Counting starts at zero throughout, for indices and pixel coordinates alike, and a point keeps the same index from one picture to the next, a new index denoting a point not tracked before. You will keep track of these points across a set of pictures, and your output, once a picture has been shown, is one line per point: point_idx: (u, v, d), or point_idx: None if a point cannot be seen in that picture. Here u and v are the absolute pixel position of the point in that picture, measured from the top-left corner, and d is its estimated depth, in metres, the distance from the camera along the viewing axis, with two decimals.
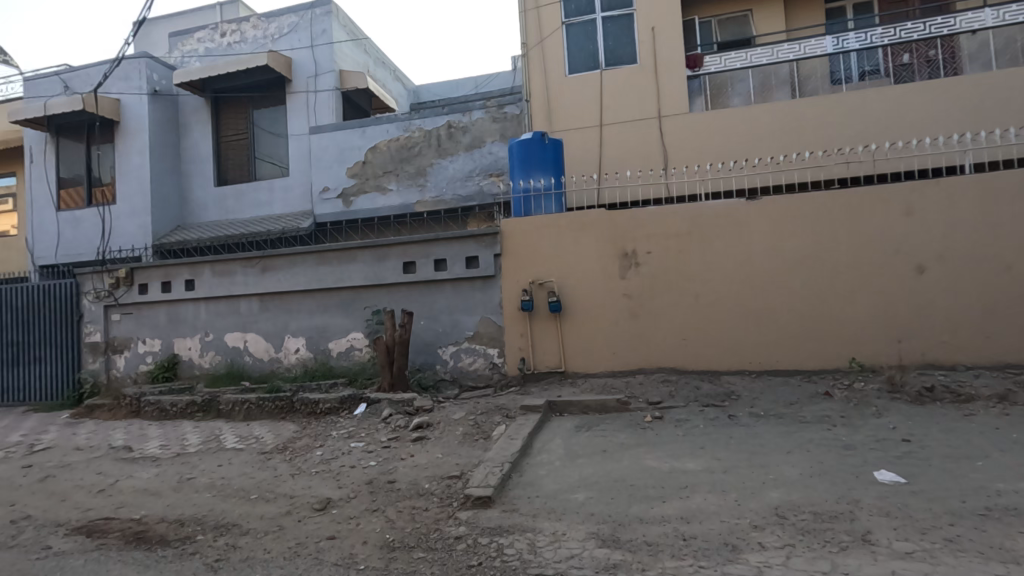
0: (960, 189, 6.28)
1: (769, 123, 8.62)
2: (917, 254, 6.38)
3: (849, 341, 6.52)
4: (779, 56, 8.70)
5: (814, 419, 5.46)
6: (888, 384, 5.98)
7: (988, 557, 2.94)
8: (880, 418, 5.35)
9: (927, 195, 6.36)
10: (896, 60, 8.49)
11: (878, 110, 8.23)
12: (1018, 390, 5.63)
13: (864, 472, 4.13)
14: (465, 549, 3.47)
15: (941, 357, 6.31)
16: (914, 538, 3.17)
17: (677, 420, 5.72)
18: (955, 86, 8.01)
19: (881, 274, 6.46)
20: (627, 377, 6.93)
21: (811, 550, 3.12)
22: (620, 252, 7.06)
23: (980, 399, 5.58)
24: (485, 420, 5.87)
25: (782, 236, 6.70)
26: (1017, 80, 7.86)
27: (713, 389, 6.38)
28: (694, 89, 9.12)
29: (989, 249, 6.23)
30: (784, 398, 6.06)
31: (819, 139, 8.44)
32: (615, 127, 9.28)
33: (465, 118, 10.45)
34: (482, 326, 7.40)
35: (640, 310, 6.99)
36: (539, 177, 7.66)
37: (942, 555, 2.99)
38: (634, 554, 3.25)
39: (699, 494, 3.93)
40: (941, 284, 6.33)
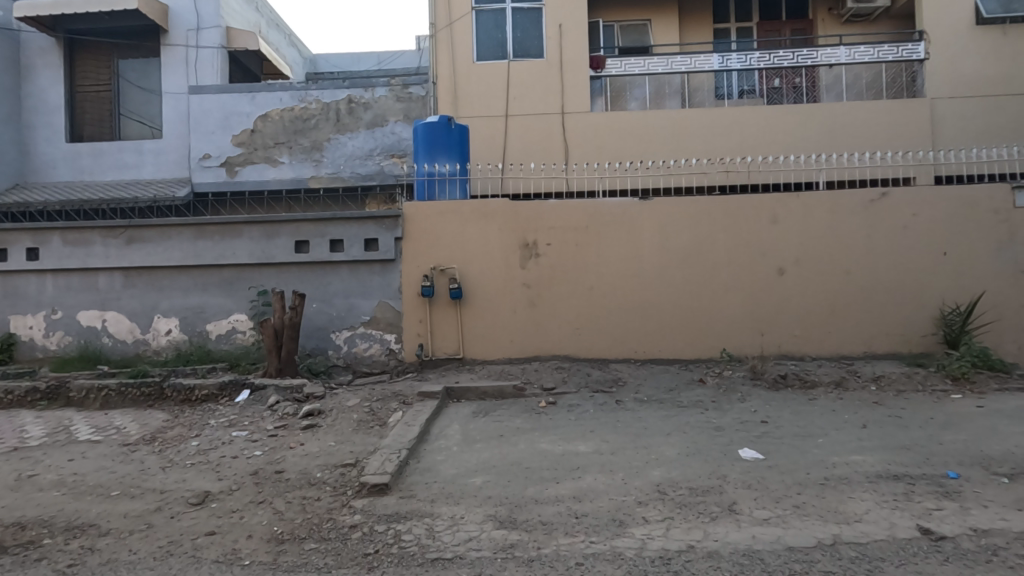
0: (815, 203, 7.17)
1: (661, 128, 9.21)
2: (779, 257, 7.20)
3: (721, 334, 7.21)
4: (673, 67, 9.28)
5: (690, 403, 6.00)
6: (751, 372, 6.71)
7: (826, 519, 3.43)
8: (743, 402, 6.00)
9: (790, 206, 7.18)
10: (769, 83, 9.46)
11: (754, 125, 9.13)
12: (850, 377, 6.59)
13: (731, 450, 4.62)
14: (360, 537, 3.38)
15: (793, 349, 7.19)
16: (770, 506, 3.60)
17: (569, 405, 6.00)
18: (815, 111, 9.10)
19: (749, 274, 7.21)
20: (524, 364, 7.12)
21: (687, 521, 3.44)
22: (522, 243, 7.20)
23: (822, 385, 6.44)
24: (381, 406, 5.74)
25: (668, 235, 7.22)
26: (865, 112, 9.07)
27: (602, 375, 6.74)
28: (596, 90, 9.51)
29: (835, 257, 7.18)
30: (665, 384, 6.58)
31: (704, 148, 9.16)
32: (520, 119, 9.41)
33: (367, 94, 10.02)
34: (379, 311, 7.20)
35: (538, 299, 7.20)
36: (443, 162, 7.53)
37: (792, 520, 3.43)
38: (529, 533, 3.37)
39: (590, 474, 4.15)
40: (796, 284, 7.19)
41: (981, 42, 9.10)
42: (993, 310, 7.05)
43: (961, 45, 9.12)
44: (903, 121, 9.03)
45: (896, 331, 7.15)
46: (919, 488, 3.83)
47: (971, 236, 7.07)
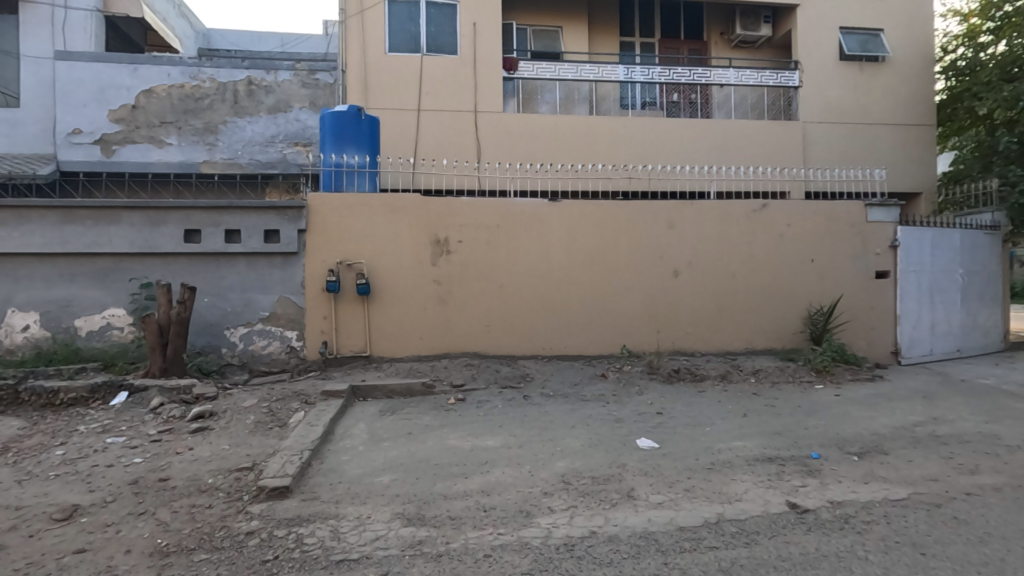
0: (707, 211, 7.78)
1: (570, 133, 9.53)
2: (674, 260, 7.73)
3: (622, 331, 7.61)
4: (582, 74, 9.64)
5: (593, 397, 6.29)
6: (649, 367, 7.16)
7: (711, 499, 3.74)
8: (641, 395, 6.39)
9: (685, 213, 7.73)
10: (668, 98, 10.10)
11: (655, 136, 9.72)
12: (733, 371, 7.24)
13: (630, 440, 4.91)
14: (257, 544, 3.20)
15: (686, 345, 7.76)
16: (664, 491, 3.87)
17: (478, 401, 6.07)
18: (708, 127, 9.87)
19: (648, 275, 7.67)
20: (433, 361, 7.08)
21: (589, 508, 3.60)
22: (433, 239, 7.14)
23: (709, 378, 7.02)
24: (280, 406, 5.45)
25: (575, 236, 7.50)
26: (750, 130, 9.96)
27: (510, 371, 6.88)
28: (509, 91, 9.68)
29: (723, 261, 7.83)
30: (570, 379, 6.85)
31: (609, 154, 9.60)
32: (432, 114, 9.32)
33: (269, 77, 9.45)
34: (280, 307, 6.82)
35: (448, 296, 7.19)
36: (352, 153, 7.28)
37: (682, 502, 3.71)
38: (438, 529, 3.37)
39: (497, 468, 4.23)
40: (689, 286, 7.76)
41: (844, 75, 10.34)
42: (849, 311, 8.04)
43: (828, 76, 10.30)
44: (781, 140, 10.05)
45: (772, 329, 7.94)
46: (789, 468, 4.29)
47: (833, 245, 8.03)
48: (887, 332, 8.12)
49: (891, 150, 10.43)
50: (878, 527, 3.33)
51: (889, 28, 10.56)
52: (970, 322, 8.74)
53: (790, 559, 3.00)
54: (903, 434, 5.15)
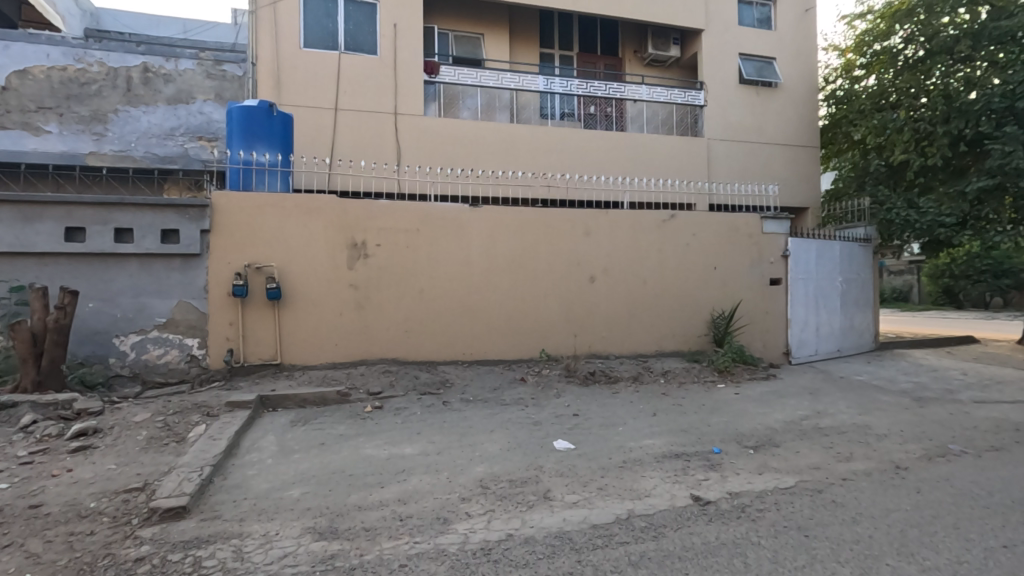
0: (620, 220, 8.13)
1: (491, 139, 9.62)
2: (590, 266, 8.00)
3: (540, 335, 7.77)
4: (503, 83, 9.77)
5: (512, 401, 6.36)
6: (566, 370, 7.36)
7: (622, 497, 3.90)
8: (559, 398, 6.55)
9: (600, 221, 8.04)
10: (585, 110, 10.57)
11: (574, 145, 10.03)
12: (645, 372, 7.61)
13: (547, 442, 5.02)
14: (148, 571, 2.94)
15: (601, 349, 8.05)
16: (579, 490, 3.99)
17: (396, 409, 5.94)
18: (623, 139, 10.32)
19: (565, 281, 7.89)
20: (349, 368, 6.86)
21: (506, 512, 3.64)
22: (349, 242, 6.93)
23: (623, 380, 7.32)
24: (178, 420, 5.05)
25: (495, 242, 7.56)
26: (661, 144, 10.54)
27: (430, 377, 6.80)
28: (430, 94, 9.61)
29: (635, 267, 8.21)
30: (489, 384, 6.88)
31: (529, 162, 9.79)
32: (351, 113, 9.06)
33: (169, 65, 8.79)
34: (179, 313, 6.33)
35: (365, 301, 6.99)
36: (261, 150, 6.93)
37: (596, 500, 3.84)
38: (352, 542, 3.26)
39: (415, 476, 4.17)
40: (604, 291, 8.07)
41: (743, 97, 11.21)
42: (747, 315, 8.70)
43: (729, 98, 11.13)
44: (688, 155, 10.71)
45: (679, 332, 8.43)
46: (693, 463, 4.57)
47: (733, 254, 8.66)
48: (779, 334, 8.87)
49: (783, 167, 11.43)
50: (770, 515, 3.62)
51: (781, 57, 11.59)
52: (848, 325, 9.74)
53: (693, 548, 3.17)
54: (792, 427, 5.66)
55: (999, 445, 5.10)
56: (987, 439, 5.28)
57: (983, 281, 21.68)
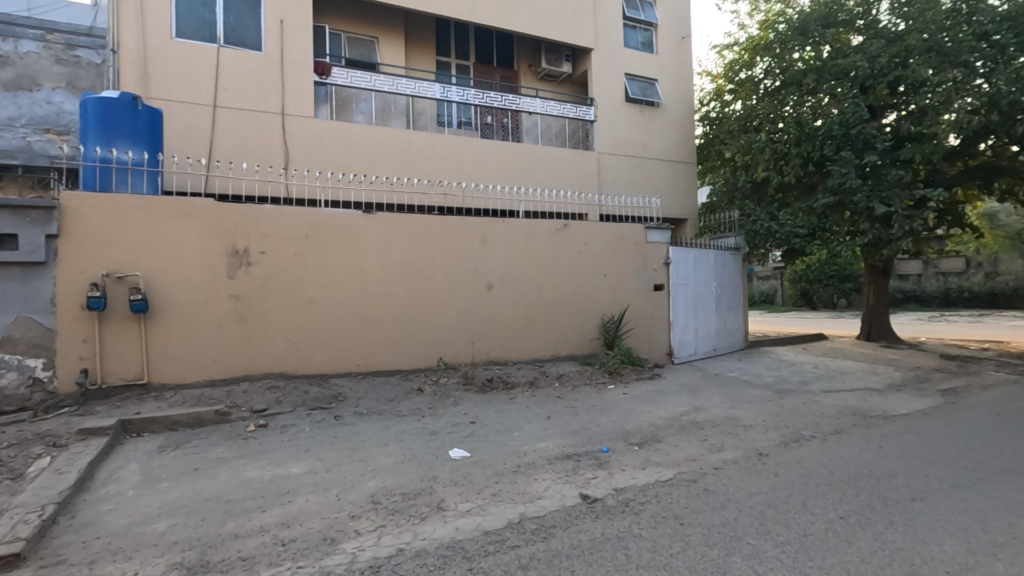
0: (516, 228, 8.31)
1: (387, 145, 9.40)
2: (487, 274, 8.09)
3: (438, 344, 7.72)
4: (398, 88, 9.65)
5: (408, 412, 6.25)
6: (464, 378, 7.36)
7: (515, 501, 3.98)
8: (456, 406, 6.54)
9: (496, 229, 8.16)
10: (482, 119, 10.70)
11: (470, 154, 10.10)
12: (541, 377, 7.82)
13: (442, 452, 4.98)
14: None
15: (498, 355, 8.16)
16: (472, 498, 4.00)
17: (282, 426, 5.60)
18: (518, 150, 10.58)
19: (463, 289, 7.91)
20: (229, 385, 6.36)
21: (397, 526, 3.56)
22: (229, 250, 6.45)
23: (519, 386, 7.47)
24: (16, 454, 4.39)
25: (390, 249, 7.41)
26: (555, 155, 10.94)
27: (320, 392, 6.49)
28: (321, 96, 9.21)
29: (531, 274, 8.43)
30: (385, 395, 6.71)
31: (426, 169, 9.71)
32: (231, 112, 8.45)
33: (7, 45, 7.81)
34: (18, 330, 5.51)
35: (248, 313, 6.54)
36: (123, 147, 6.26)
37: (489, 506, 3.88)
38: (225, 574, 3.01)
39: (301, 497, 3.95)
40: (500, 298, 8.19)
41: (629, 114, 11.96)
42: (634, 319, 9.24)
43: (617, 114, 11.81)
44: (580, 167, 11.20)
45: (573, 337, 8.77)
46: (583, 463, 4.77)
47: (621, 262, 9.17)
48: (663, 336, 9.52)
49: (666, 181, 12.31)
50: (650, 507, 3.86)
51: (662, 79, 12.51)
52: (722, 326, 10.67)
53: (580, 546, 3.30)
54: (673, 423, 6.09)
55: (840, 429, 5.85)
56: (832, 424, 6.04)
57: (831, 285, 24.83)
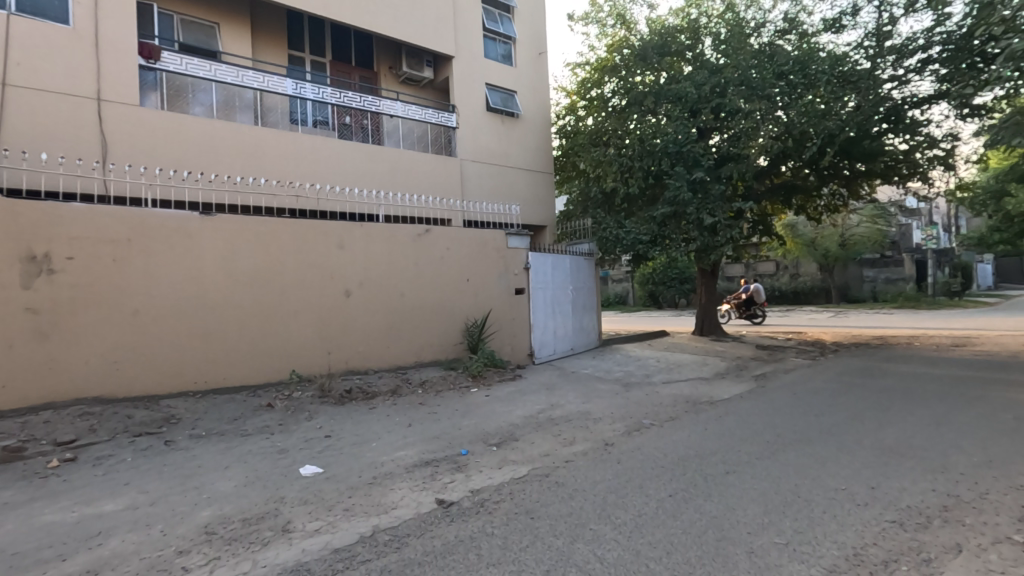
0: (375, 233, 8.10)
1: (230, 140, 8.61)
2: (345, 280, 7.78)
3: (291, 355, 7.25)
4: (243, 80, 8.99)
5: (254, 430, 5.77)
6: (320, 390, 6.99)
7: (369, 513, 3.87)
8: (309, 420, 6.19)
9: (353, 234, 7.88)
10: (339, 119, 10.29)
11: (327, 155, 9.64)
12: (403, 385, 7.68)
13: (291, 470, 4.68)
14: None
15: (358, 364, 7.88)
16: (322, 516, 3.82)
17: (97, 458, 4.87)
18: (378, 153, 10.33)
19: (318, 296, 7.51)
20: (27, 415, 5.37)
21: (235, 556, 3.27)
22: (24, 255, 5.49)
23: (380, 395, 7.27)
24: None
25: (233, 254, 6.81)
26: (417, 160, 10.84)
27: (148, 416, 5.75)
28: (148, 82, 8.23)
29: (391, 280, 8.27)
30: (228, 414, 6.13)
31: (277, 169, 9.07)
32: (29, 92, 7.18)
33: None
34: None
35: (52, 329, 5.60)
36: None
37: (340, 523, 3.72)
38: None
39: (116, 537, 3.47)
40: (360, 305, 7.92)
41: (490, 123, 12.26)
42: (496, 322, 9.48)
43: (478, 123, 12.06)
44: (443, 173, 11.23)
45: (436, 343, 8.76)
46: (441, 468, 4.79)
47: (483, 268, 9.35)
48: (524, 338, 9.87)
49: (526, 189, 12.81)
50: (504, 504, 3.98)
51: (520, 91, 13.01)
52: (578, 327, 11.33)
53: (432, 552, 3.30)
54: (531, 421, 6.35)
55: (675, 415, 6.53)
56: (668, 411, 6.74)
57: (673, 286, 27.75)
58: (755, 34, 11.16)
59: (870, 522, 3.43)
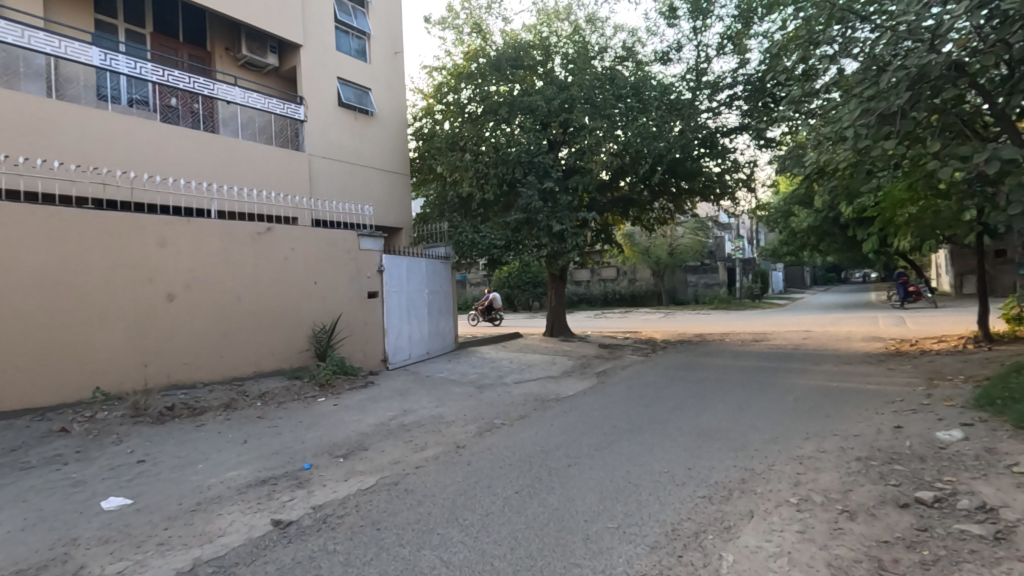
0: (206, 230, 7.29)
1: (15, 113, 7.17)
2: (166, 282, 6.87)
3: (95, 369, 6.22)
4: (30, 43, 7.45)
5: (41, 461, 4.82)
6: (132, 409, 6.08)
7: (190, 545, 3.44)
8: (118, 444, 5.34)
9: (178, 230, 7.01)
10: (163, 100, 9.16)
11: (147, 139, 8.45)
12: (239, 398, 6.97)
13: (89, 505, 3.99)
14: None
15: (183, 378, 7.00)
16: (129, 555, 3.31)
17: None
18: (213, 142, 9.28)
19: (131, 300, 6.55)
20: None
21: None
22: None
23: (210, 410, 6.53)
24: None
25: (14, 249, 5.71)
26: (258, 153, 9.94)
27: None
28: None
29: (225, 283, 7.47)
30: (3, 445, 5.05)
31: (81, 152, 7.74)
32: None
33: None
34: None
35: None
36: None
37: (151, 560, 3.25)
38: None
39: None
40: (186, 311, 7.04)
41: (342, 119, 11.69)
42: (347, 327, 9.04)
43: (329, 118, 11.44)
44: (289, 169, 10.44)
45: (279, 351, 8.09)
46: (280, 486, 4.42)
47: (332, 271, 8.86)
48: (377, 343, 9.52)
49: (381, 190, 12.42)
50: (349, 518, 3.79)
51: (375, 89, 12.59)
52: (434, 330, 11.24)
53: None
54: (381, 429, 6.15)
55: (524, 414, 6.79)
56: (518, 411, 6.99)
57: (527, 290, 29.03)
58: (598, 57, 12.07)
59: (686, 499, 3.88)
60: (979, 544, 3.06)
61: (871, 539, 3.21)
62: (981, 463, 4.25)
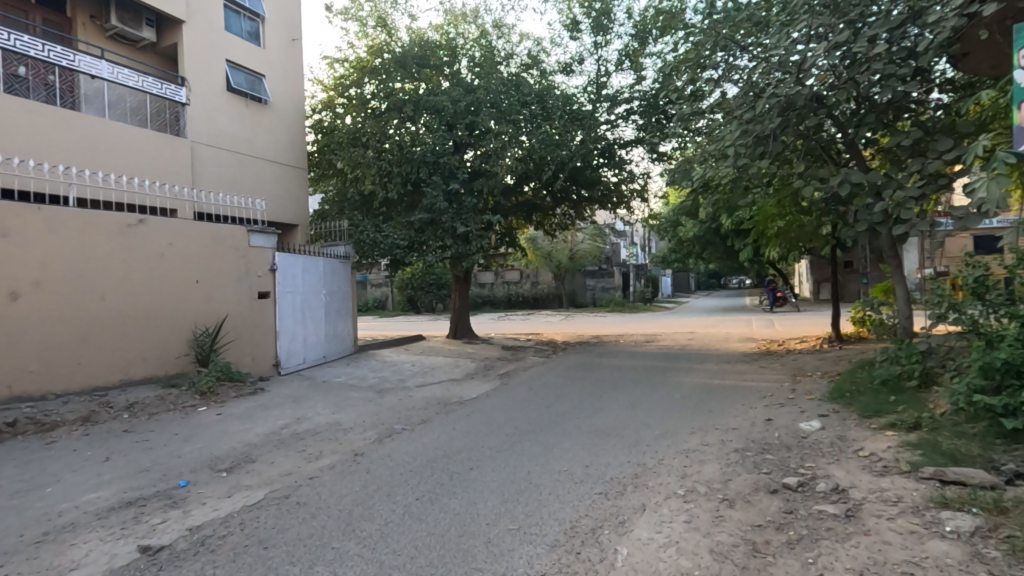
0: (60, 220, 6.46)
1: None
2: (7, 279, 6.03)
3: None
4: None
5: None
6: None
7: None
8: None
9: (24, 219, 6.18)
10: (9, 69, 7.91)
11: None
12: (101, 410, 6.20)
13: None
14: None
15: (29, 388, 6.16)
16: None
17: None
18: (74, 121, 8.21)
19: None
20: None
21: None
22: None
23: (63, 425, 5.75)
24: None
25: None
26: (132, 136, 8.92)
27: None
28: None
29: (85, 281, 6.65)
30: None
31: None
32: None
33: None
34: None
35: None
36: None
37: None
38: None
39: None
40: (33, 312, 6.20)
41: (231, 105, 10.81)
42: (233, 330, 8.35)
43: (215, 103, 10.53)
44: (169, 156, 9.46)
45: (153, 358, 7.31)
46: (150, 507, 3.98)
47: (218, 269, 8.15)
48: (268, 347, 8.87)
49: (275, 183, 11.63)
50: (231, 538, 3.49)
51: (270, 76, 11.77)
52: (332, 333, 10.68)
53: None
54: (270, 439, 5.75)
55: (426, 418, 6.67)
56: (420, 415, 6.86)
57: (430, 292, 28.71)
58: (504, 63, 12.19)
59: (585, 497, 4.01)
60: (834, 522, 3.45)
61: (747, 524, 3.51)
62: (835, 449, 4.81)
